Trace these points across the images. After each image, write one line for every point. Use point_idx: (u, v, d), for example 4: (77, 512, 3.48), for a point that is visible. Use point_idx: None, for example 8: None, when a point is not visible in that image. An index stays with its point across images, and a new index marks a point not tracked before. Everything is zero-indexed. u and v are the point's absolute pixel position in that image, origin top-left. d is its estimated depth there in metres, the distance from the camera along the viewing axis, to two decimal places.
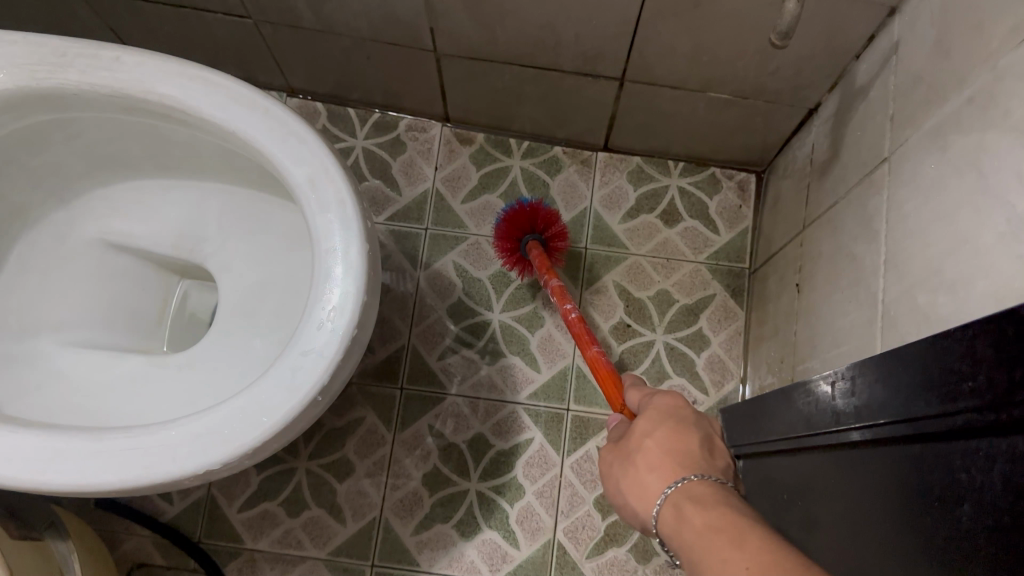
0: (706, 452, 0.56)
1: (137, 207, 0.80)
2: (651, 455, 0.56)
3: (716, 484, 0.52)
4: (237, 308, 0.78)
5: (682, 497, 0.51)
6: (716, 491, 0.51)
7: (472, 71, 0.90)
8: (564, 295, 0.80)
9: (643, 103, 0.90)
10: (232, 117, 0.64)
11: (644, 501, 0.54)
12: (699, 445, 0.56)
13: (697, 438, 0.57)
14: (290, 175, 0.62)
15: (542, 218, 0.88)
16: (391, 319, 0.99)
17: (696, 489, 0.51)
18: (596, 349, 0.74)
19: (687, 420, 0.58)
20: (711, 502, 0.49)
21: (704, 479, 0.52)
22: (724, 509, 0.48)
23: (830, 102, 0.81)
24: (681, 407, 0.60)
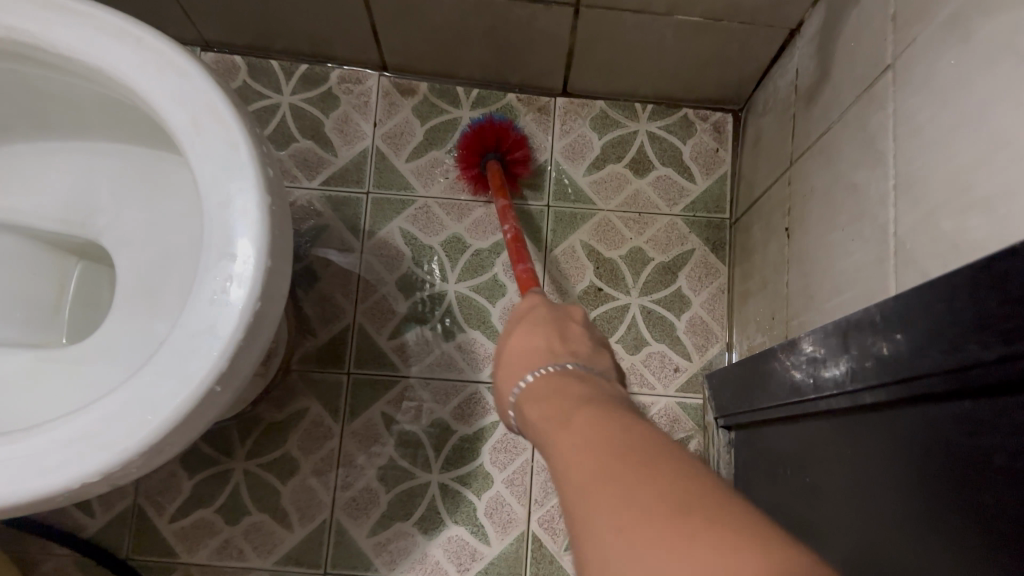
0: (563, 346, 0.49)
1: (18, 176, 0.67)
2: (506, 354, 0.50)
3: (559, 370, 0.45)
4: (136, 287, 0.65)
5: (527, 394, 0.45)
6: (560, 380, 0.44)
7: (407, 5, 0.79)
8: (508, 215, 0.73)
9: (602, 33, 0.80)
10: (96, 50, 0.52)
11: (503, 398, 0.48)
12: (550, 344, 0.49)
13: (548, 331, 0.51)
14: (169, 118, 0.51)
15: (495, 133, 0.82)
16: (333, 295, 0.88)
17: (538, 389, 0.44)
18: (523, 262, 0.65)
19: (541, 321, 0.52)
20: (550, 395, 0.42)
21: (549, 373, 0.45)
22: (556, 396, 0.41)
23: (815, 18, 0.71)
24: (533, 304, 0.55)
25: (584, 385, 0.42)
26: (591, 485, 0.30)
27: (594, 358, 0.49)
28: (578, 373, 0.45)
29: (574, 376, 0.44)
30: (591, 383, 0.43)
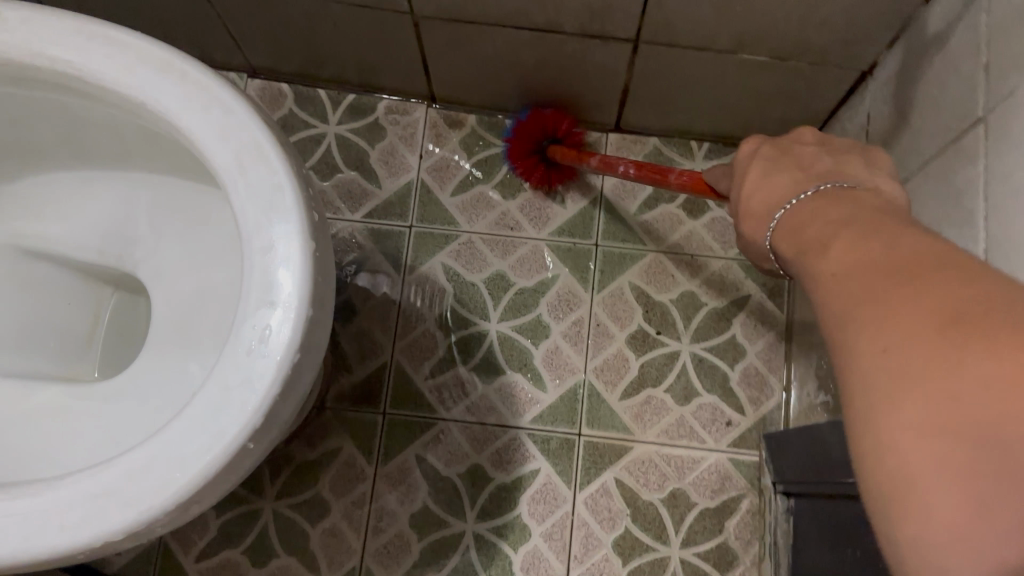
0: (801, 147, 0.46)
1: (57, 206, 0.65)
2: (750, 202, 0.45)
3: (791, 175, 0.43)
4: (171, 324, 0.63)
5: (756, 181, 0.45)
6: (772, 151, 0.46)
7: (459, 38, 0.76)
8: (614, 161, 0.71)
9: (660, 69, 0.76)
10: (140, 83, 0.49)
11: (755, 245, 0.45)
12: (784, 147, 0.47)
13: (781, 167, 0.45)
14: (212, 157, 0.48)
15: (545, 122, 0.82)
16: (372, 331, 0.85)
17: (755, 173, 0.46)
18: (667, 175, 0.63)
19: (771, 150, 0.47)
20: (811, 221, 0.37)
21: (772, 155, 0.46)
22: (819, 219, 0.37)
23: (891, 60, 0.67)
24: (761, 149, 0.47)
25: (848, 203, 0.37)
26: (856, 281, 0.29)
27: (868, 172, 0.42)
28: (849, 186, 0.40)
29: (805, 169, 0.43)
30: (843, 200, 0.38)
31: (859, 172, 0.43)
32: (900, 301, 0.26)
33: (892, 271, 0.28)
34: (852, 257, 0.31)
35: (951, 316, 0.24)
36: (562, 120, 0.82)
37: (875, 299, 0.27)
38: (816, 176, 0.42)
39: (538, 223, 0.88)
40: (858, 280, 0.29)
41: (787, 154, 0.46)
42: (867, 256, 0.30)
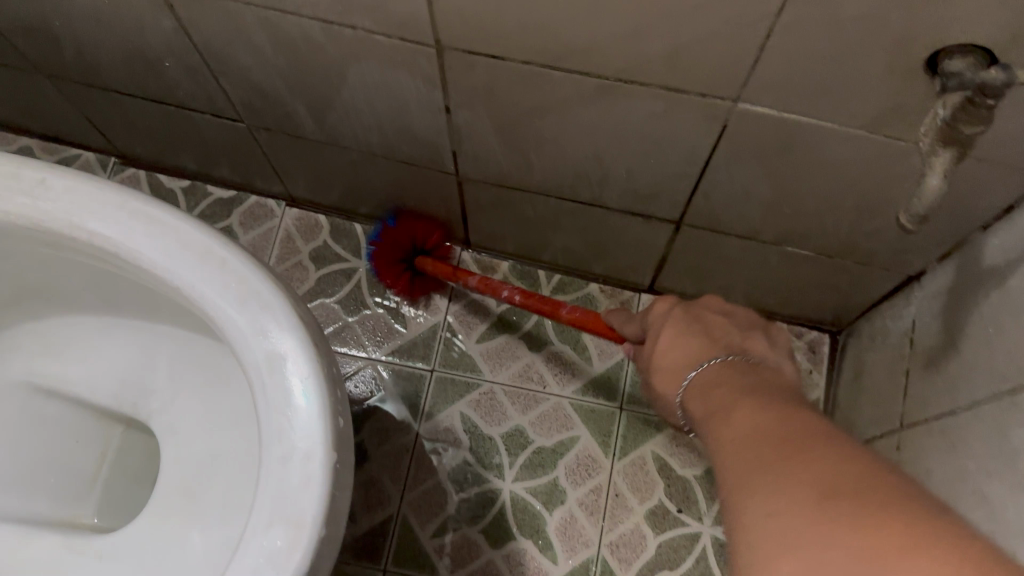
0: (711, 312, 0.50)
1: (79, 349, 0.65)
2: (665, 346, 0.48)
3: (709, 345, 0.46)
4: (179, 484, 0.61)
5: (667, 342, 0.48)
6: (685, 314, 0.49)
7: (502, 198, 0.77)
8: (496, 286, 0.73)
9: (702, 248, 0.76)
10: (177, 267, 0.48)
11: (665, 401, 0.48)
12: (695, 313, 0.49)
13: (700, 333, 0.48)
14: (244, 352, 0.47)
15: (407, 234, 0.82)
16: (381, 479, 0.81)
17: (669, 341, 0.48)
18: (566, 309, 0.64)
19: (687, 316, 0.49)
20: (706, 388, 0.44)
21: (689, 322, 0.48)
22: (706, 386, 0.44)
23: (941, 274, 0.66)
24: (676, 307, 0.50)
25: (741, 378, 0.43)
26: (752, 457, 0.34)
27: (763, 346, 0.47)
28: (748, 361, 0.45)
29: (715, 340, 0.47)
30: (745, 377, 0.43)
31: (759, 348, 0.47)
32: (793, 475, 0.31)
33: (782, 450, 0.33)
34: (749, 436, 0.36)
35: (839, 493, 0.29)
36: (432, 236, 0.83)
37: (763, 473, 0.33)
38: (716, 350, 0.46)
39: (563, 380, 0.85)
40: (748, 451, 0.35)
41: (706, 328, 0.48)
42: (752, 432, 0.36)
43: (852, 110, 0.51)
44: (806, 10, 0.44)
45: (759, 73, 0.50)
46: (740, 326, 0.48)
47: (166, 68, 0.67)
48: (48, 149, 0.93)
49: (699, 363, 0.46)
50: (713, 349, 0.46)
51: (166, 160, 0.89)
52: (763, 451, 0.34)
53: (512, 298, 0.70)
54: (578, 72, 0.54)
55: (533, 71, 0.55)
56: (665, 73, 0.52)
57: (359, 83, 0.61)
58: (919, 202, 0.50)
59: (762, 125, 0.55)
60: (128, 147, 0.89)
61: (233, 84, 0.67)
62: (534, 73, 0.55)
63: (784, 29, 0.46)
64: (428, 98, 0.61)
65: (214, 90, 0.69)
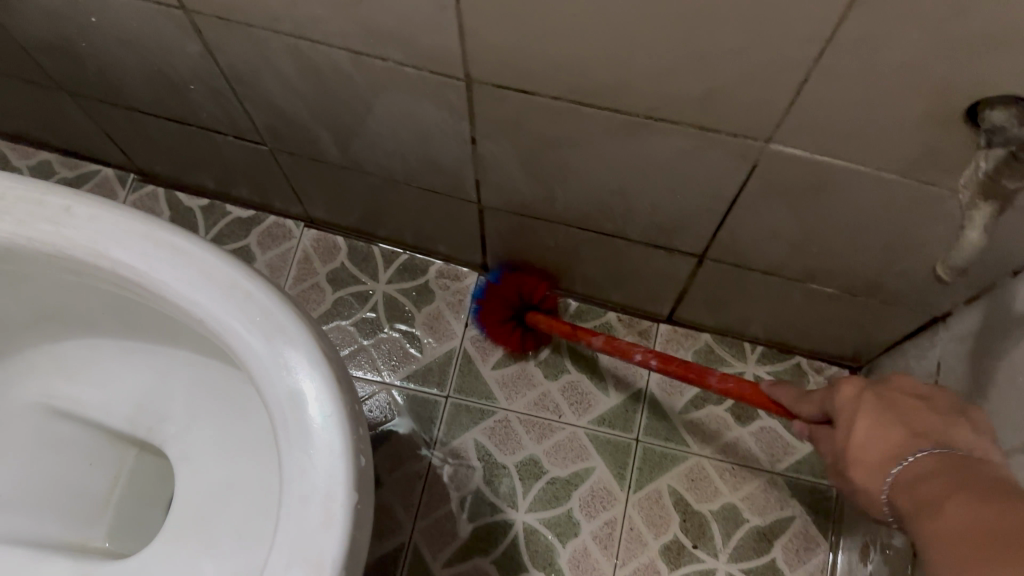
0: (903, 393, 0.47)
1: (94, 372, 0.65)
2: (859, 438, 0.45)
3: (909, 435, 0.43)
4: (193, 511, 0.60)
5: (865, 431, 0.45)
6: (876, 397, 0.46)
7: (523, 227, 0.76)
8: (628, 346, 0.71)
9: (723, 282, 0.75)
10: (201, 300, 0.48)
11: (862, 494, 0.45)
12: (886, 397, 0.46)
13: (894, 418, 0.45)
14: (267, 388, 0.46)
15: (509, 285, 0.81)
16: (393, 506, 0.81)
17: (862, 431, 0.45)
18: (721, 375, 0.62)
19: (875, 399, 0.46)
20: (909, 484, 0.41)
21: (880, 407, 0.46)
22: (910, 482, 0.41)
23: (968, 317, 0.65)
24: (864, 391, 0.47)
25: (955, 471, 0.40)
26: (961, 547, 0.33)
27: (974, 438, 0.44)
28: (959, 454, 0.42)
29: (919, 431, 0.44)
30: (964, 471, 0.40)
31: (965, 434, 0.44)
32: (1010, 565, 0.30)
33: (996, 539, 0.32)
34: (958, 526, 0.34)
35: None
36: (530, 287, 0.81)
37: (978, 563, 0.31)
38: (925, 444, 0.43)
39: (579, 409, 0.85)
40: (958, 542, 0.33)
41: (901, 415, 0.45)
42: (961, 522, 0.35)
43: (885, 154, 0.50)
44: (845, 56, 0.43)
45: (791, 116, 0.49)
46: (937, 415, 0.45)
47: (191, 90, 0.67)
48: (68, 164, 0.93)
49: (908, 455, 0.42)
50: (923, 442, 0.43)
51: (185, 178, 0.89)
52: (973, 540, 0.33)
53: (645, 360, 0.69)
54: (608, 109, 0.53)
55: (562, 106, 0.54)
56: (697, 112, 0.51)
57: (385, 113, 0.61)
58: (955, 256, 0.57)
59: (794, 166, 0.54)
60: (148, 165, 0.88)
61: (257, 108, 0.66)
62: (564, 108, 0.55)
63: (822, 73, 0.45)
64: (454, 129, 0.61)
65: (238, 114, 0.68)
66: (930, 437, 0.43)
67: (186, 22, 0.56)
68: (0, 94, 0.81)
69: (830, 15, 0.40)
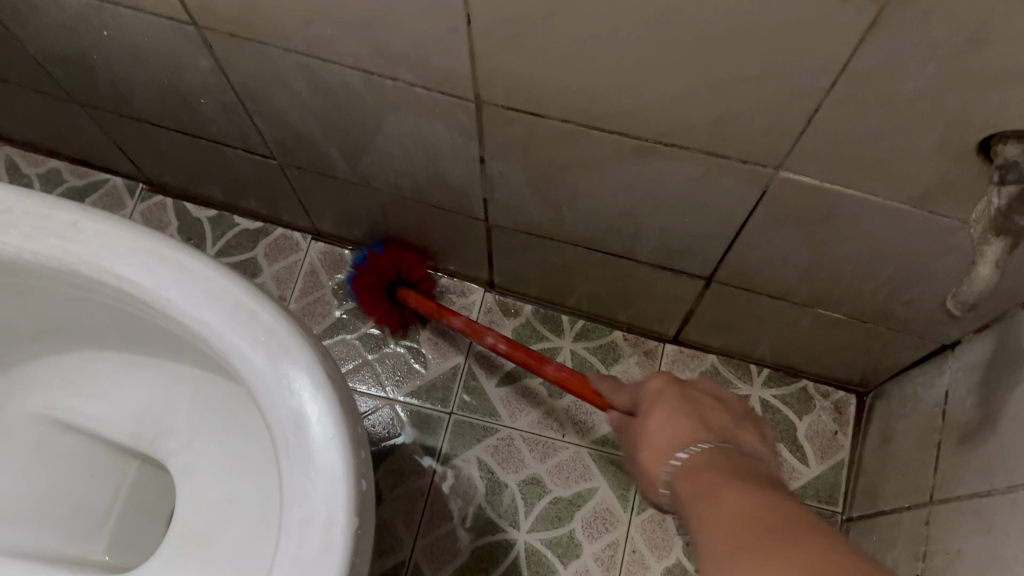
0: (701, 396, 0.47)
1: (98, 385, 0.65)
2: (653, 434, 0.45)
3: (696, 428, 0.43)
4: (194, 527, 0.60)
5: (659, 421, 0.45)
6: (679, 395, 0.46)
7: (530, 245, 0.76)
8: (482, 328, 0.72)
9: (730, 304, 0.75)
10: (206, 318, 0.48)
11: (650, 484, 0.44)
12: (689, 397, 0.47)
13: (691, 414, 0.45)
14: (269, 408, 0.46)
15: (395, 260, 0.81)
16: (394, 522, 0.80)
17: (659, 422, 0.45)
18: (551, 364, 0.63)
19: (682, 398, 0.46)
20: (690, 471, 0.40)
21: (680, 403, 0.45)
22: (687, 469, 0.40)
23: (977, 346, 0.64)
24: (669, 387, 0.47)
25: (729, 464, 0.40)
26: (737, 539, 0.32)
27: (754, 439, 0.44)
28: (739, 450, 0.42)
29: (707, 424, 0.44)
30: (738, 466, 0.40)
31: (748, 440, 0.44)
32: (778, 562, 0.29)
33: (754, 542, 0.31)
34: (731, 520, 0.33)
35: None
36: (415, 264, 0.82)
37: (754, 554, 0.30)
38: (706, 434, 0.42)
39: (583, 428, 0.84)
40: (726, 537, 0.32)
41: (697, 412, 0.45)
42: (732, 517, 0.33)
43: (897, 185, 0.50)
44: (859, 88, 0.43)
45: (802, 145, 0.49)
46: (729, 416, 0.46)
47: (201, 104, 0.67)
48: (77, 172, 0.93)
49: (688, 445, 0.42)
50: (704, 432, 0.42)
51: (195, 189, 0.89)
52: (756, 535, 0.31)
53: (495, 345, 0.69)
54: (618, 133, 0.53)
55: (572, 129, 0.54)
56: (707, 139, 0.51)
57: (394, 131, 0.61)
58: (966, 292, 0.50)
59: (804, 194, 0.54)
60: (158, 175, 0.89)
61: (267, 123, 0.66)
62: (573, 131, 0.54)
63: (835, 104, 0.45)
64: (463, 148, 0.61)
65: (248, 128, 0.68)
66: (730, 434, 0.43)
67: (197, 38, 0.56)
68: (13, 102, 0.81)
69: (844, 48, 0.40)
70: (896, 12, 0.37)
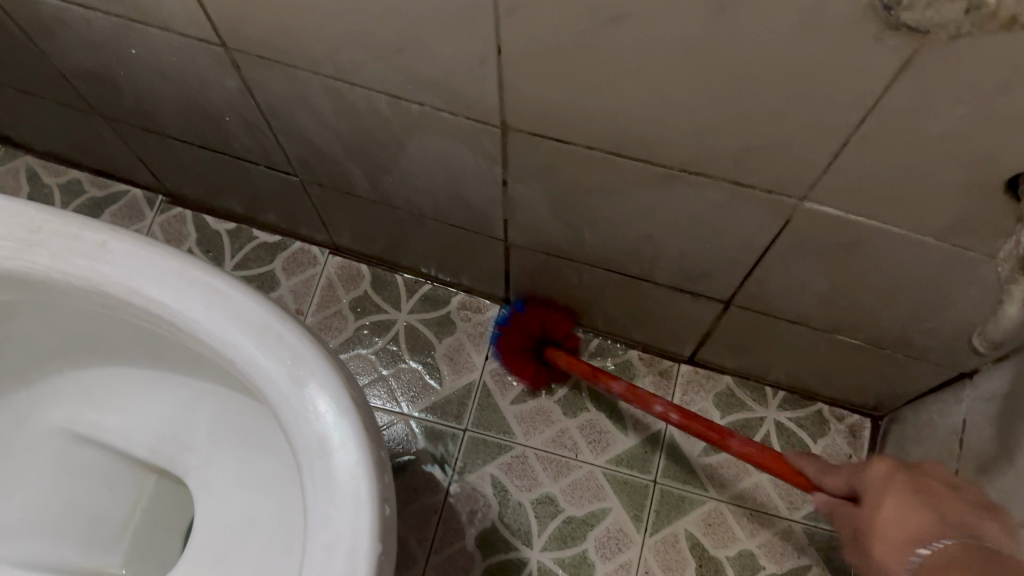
0: (940, 486, 0.45)
1: (118, 400, 0.65)
2: (885, 520, 0.43)
3: (937, 520, 0.42)
4: (213, 544, 0.61)
5: (892, 512, 0.43)
6: (908, 481, 0.45)
7: (548, 265, 0.76)
8: (646, 396, 0.71)
9: (748, 328, 0.75)
10: (233, 341, 0.48)
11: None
12: (921, 481, 0.45)
13: (928, 505, 0.43)
14: (295, 433, 0.46)
15: (539, 320, 0.83)
16: (407, 538, 0.80)
17: (891, 512, 0.43)
18: (737, 441, 0.62)
19: (909, 483, 0.45)
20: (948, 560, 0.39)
21: (912, 489, 0.44)
22: (930, 563, 0.39)
23: (997, 376, 0.64)
24: (895, 474, 0.45)
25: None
26: None
27: (998, 534, 0.42)
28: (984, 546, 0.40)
29: (948, 520, 0.41)
30: (1003, 568, 0.38)
31: (1001, 540, 0.41)
32: None
33: None
34: None
35: None
36: (560, 326, 0.83)
37: None
38: (951, 527, 0.41)
39: (597, 448, 0.84)
40: None
41: (934, 503, 0.43)
42: None
43: (921, 218, 0.50)
44: (886, 125, 0.43)
45: (827, 178, 0.49)
46: (969, 506, 0.43)
47: (226, 122, 0.67)
48: (97, 183, 0.94)
49: (928, 539, 0.41)
50: (947, 528, 0.41)
51: (214, 202, 0.90)
52: None
53: (665, 414, 0.68)
54: (642, 161, 0.53)
55: (597, 156, 0.54)
56: (731, 169, 0.51)
57: (418, 153, 0.61)
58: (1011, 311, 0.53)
59: (828, 224, 0.54)
60: (178, 188, 0.89)
61: (291, 142, 0.67)
62: (598, 158, 0.55)
63: (863, 139, 0.45)
64: (486, 171, 0.61)
65: (271, 146, 0.69)
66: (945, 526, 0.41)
67: (226, 59, 0.57)
68: (37, 113, 0.82)
69: (873, 86, 0.40)
70: (929, 54, 0.37)
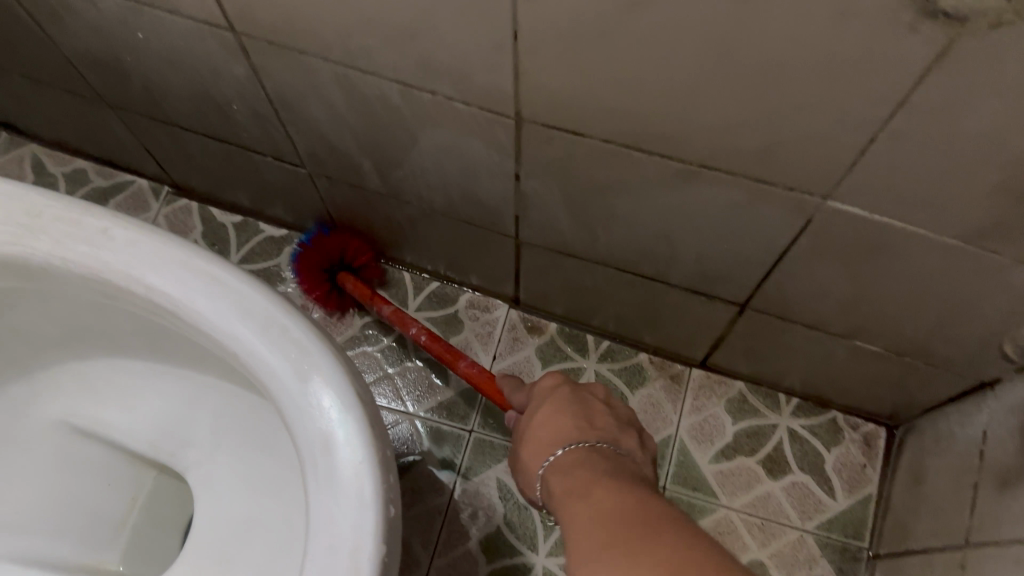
0: (596, 402, 0.49)
1: (119, 391, 0.64)
2: (535, 432, 0.48)
3: (578, 427, 0.47)
4: (213, 542, 0.59)
5: (540, 420, 0.48)
6: (569, 393, 0.50)
7: (559, 264, 0.74)
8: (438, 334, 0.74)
9: (763, 332, 0.73)
10: (237, 333, 0.47)
11: (528, 480, 0.48)
12: (581, 397, 0.50)
13: (577, 411, 0.48)
14: (299, 429, 0.45)
15: (337, 244, 0.80)
16: (410, 541, 0.79)
17: (545, 419, 0.48)
18: (466, 363, 0.67)
19: (572, 397, 0.49)
20: (567, 465, 0.44)
21: (566, 400, 0.49)
22: (560, 470, 0.44)
23: (1021, 386, 0.62)
24: (561, 386, 0.50)
25: (598, 464, 0.43)
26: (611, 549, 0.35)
27: (633, 446, 0.48)
28: (611, 451, 0.46)
29: (590, 424, 0.47)
30: (613, 466, 0.44)
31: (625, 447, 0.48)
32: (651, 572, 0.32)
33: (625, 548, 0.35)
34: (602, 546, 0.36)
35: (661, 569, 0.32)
36: (348, 250, 0.81)
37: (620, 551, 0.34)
38: (593, 434, 0.46)
39: None
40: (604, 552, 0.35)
41: (584, 411, 0.48)
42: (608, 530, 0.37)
43: (950, 220, 0.48)
44: (920, 121, 0.41)
45: (854, 176, 0.47)
46: (612, 420, 0.49)
47: (233, 111, 0.66)
48: (103, 173, 0.93)
49: (564, 443, 0.46)
50: (589, 432, 0.46)
51: (221, 194, 0.88)
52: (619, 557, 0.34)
53: (418, 335, 0.73)
54: (661, 156, 0.52)
55: (615, 151, 0.53)
56: (754, 166, 0.50)
57: (430, 145, 0.60)
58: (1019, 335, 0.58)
59: (852, 225, 0.52)
60: (185, 179, 0.88)
61: (299, 132, 0.65)
62: (615, 153, 0.53)
63: (895, 136, 0.43)
64: (498, 165, 0.59)
65: (279, 136, 0.68)
66: (580, 429, 0.47)
67: (235, 45, 0.55)
68: (43, 100, 0.81)
69: (909, 80, 0.39)
70: (971, 46, 0.35)
